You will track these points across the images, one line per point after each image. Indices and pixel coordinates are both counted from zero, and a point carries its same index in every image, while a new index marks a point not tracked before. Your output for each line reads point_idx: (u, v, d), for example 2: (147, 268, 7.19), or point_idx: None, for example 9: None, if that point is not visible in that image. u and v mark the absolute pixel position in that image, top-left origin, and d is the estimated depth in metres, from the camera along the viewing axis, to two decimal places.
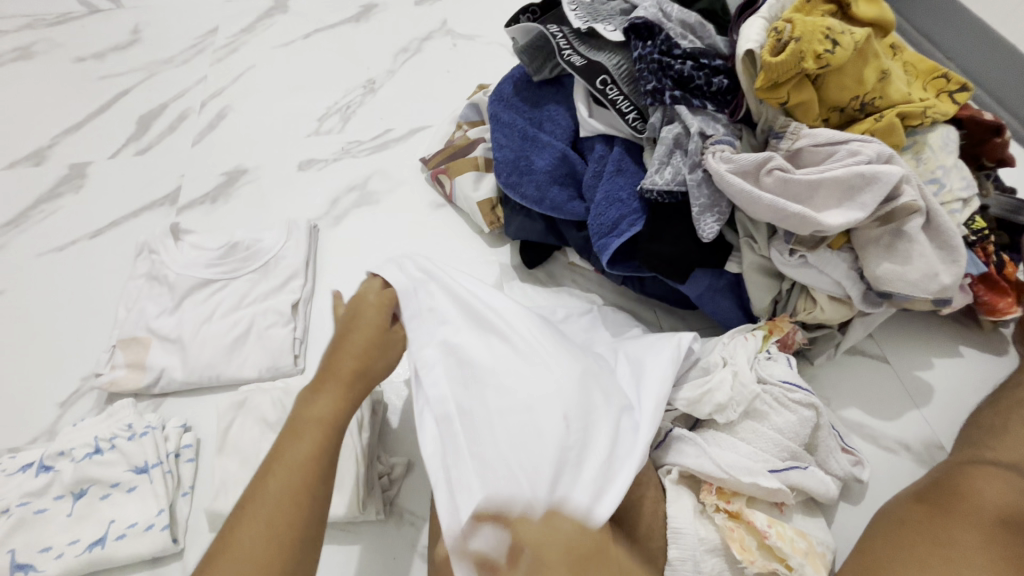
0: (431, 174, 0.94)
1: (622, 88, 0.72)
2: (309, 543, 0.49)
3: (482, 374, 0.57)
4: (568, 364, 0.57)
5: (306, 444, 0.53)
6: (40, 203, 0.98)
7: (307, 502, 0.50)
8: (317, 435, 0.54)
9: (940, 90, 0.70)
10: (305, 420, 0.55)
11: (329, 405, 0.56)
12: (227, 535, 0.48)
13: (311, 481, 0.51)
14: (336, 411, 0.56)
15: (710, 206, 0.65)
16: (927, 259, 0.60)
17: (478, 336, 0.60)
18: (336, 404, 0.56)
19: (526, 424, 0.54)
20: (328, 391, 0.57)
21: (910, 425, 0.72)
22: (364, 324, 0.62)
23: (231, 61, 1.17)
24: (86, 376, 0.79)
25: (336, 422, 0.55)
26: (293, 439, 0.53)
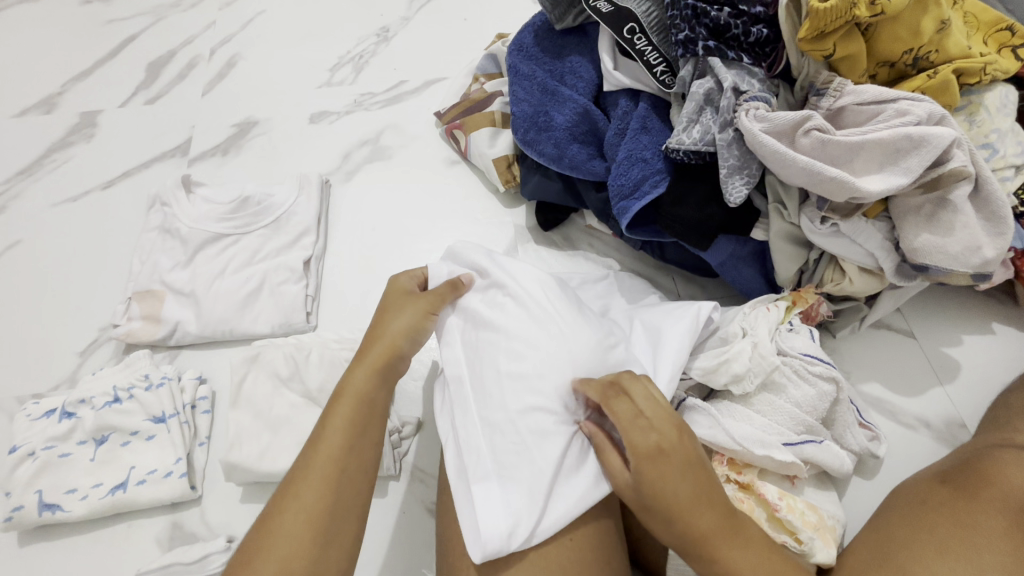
0: (446, 129, 0.90)
1: (651, 38, 0.67)
2: (352, 516, 0.48)
3: (491, 339, 0.56)
4: (582, 333, 0.55)
5: (346, 417, 0.52)
6: (52, 152, 0.97)
7: (350, 474, 0.49)
8: (355, 407, 0.52)
9: (1002, 44, 0.64)
10: (339, 393, 0.53)
11: (367, 377, 0.54)
12: (275, 505, 0.48)
13: (353, 453, 0.50)
14: (374, 384, 0.54)
15: (740, 168, 0.61)
16: (971, 232, 0.56)
17: (488, 299, 0.58)
18: (371, 378, 0.54)
19: (536, 391, 0.53)
20: (364, 364, 0.55)
21: (932, 402, 0.69)
22: (395, 294, 0.60)
23: (240, 6, 1.12)
24: (104, 326, 0.80)
25: (371, 398, 0.53)
26: (332, 408, 0.53)
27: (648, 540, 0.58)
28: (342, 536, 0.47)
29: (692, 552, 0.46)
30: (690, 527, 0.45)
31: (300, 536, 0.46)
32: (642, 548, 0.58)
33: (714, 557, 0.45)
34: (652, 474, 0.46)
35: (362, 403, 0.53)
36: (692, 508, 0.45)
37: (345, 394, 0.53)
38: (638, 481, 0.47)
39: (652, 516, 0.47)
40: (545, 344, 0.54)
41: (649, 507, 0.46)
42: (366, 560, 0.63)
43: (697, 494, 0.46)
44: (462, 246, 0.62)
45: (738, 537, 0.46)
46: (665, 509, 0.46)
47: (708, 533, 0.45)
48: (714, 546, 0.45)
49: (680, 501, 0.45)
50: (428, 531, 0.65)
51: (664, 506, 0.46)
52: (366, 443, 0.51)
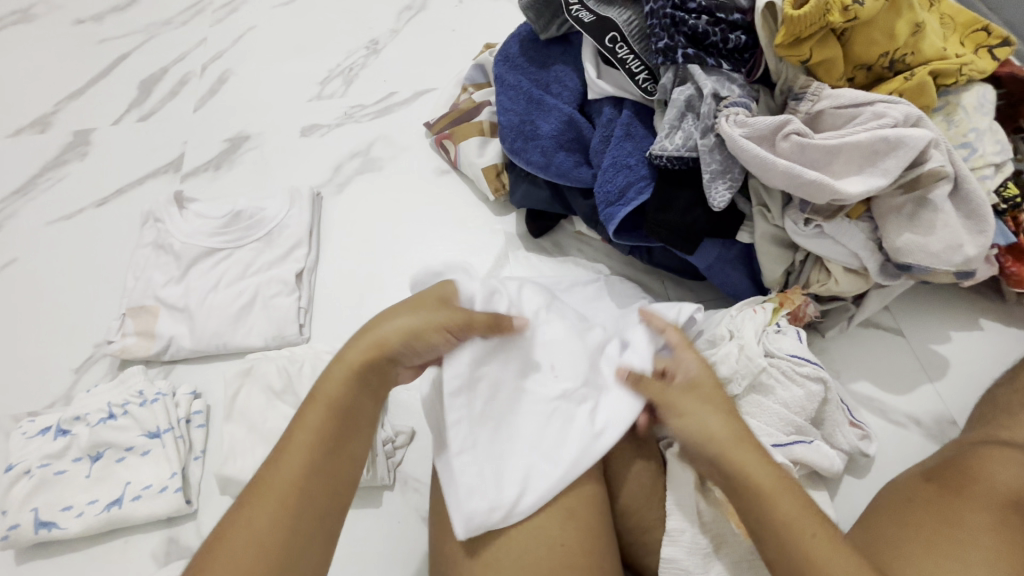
0: (435, 139, 0.91)
1: (633, 46, 0.67)
2: (316, 537, 0.46)
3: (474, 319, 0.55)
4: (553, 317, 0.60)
5: (316, 431, 0.48)
6: (47, 170, 0.98)
7: (312, 496, 0.46)
8: (328, 421, 0.49)
9: (979, 44, 0.65)
10: (312, 400, 0.50)
11: (344, 386, 0.50)
12: (227, 523, 0.45)
13: (318, 476, 0.47)
14: (354, 393, 0.51)
15: (722, 172, 0.62)
16: (951, 230, 0.57)
17: (466, 282, 0.59)
18: (349, 385, 0.51)
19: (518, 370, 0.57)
20: (344, 367, 0.51)
21: (922, 399, 0.70)
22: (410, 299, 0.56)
23: (231, 22, 1.13)
24: (99, 343, 0.81)
25: (347, 411, 0.50)
26: (301, 420, 0.49)
27: (639, 544, 0.57)
28: (299, 565, 0.44)
29: (711, 455, 0.49)
30: (721, 428, 0.50)
31: (250, 560, 0.42)
32: (632, 554, 0.58)
33: (733, 457, 0.48)
34: (709, 381, 0.54)
35: (335, 415, 0.49)
36: (718, 413, 0.51)
37: (316, 402, 0.50)
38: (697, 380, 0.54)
39: (705, 409, 0.51)
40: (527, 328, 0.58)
41: (682, 406, 0.52)
42: (362, 569, 0.64)
43: (723, 407, 0.52)
44: None
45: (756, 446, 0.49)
46: (718, 405, 0.52)
47: (731, 436, 0.49)
48: (735, 448, 0.49)
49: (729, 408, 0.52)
50: (422, 541, 0.65)
51: (698, 405, 0.52)
52: (336, 457, 0.49)
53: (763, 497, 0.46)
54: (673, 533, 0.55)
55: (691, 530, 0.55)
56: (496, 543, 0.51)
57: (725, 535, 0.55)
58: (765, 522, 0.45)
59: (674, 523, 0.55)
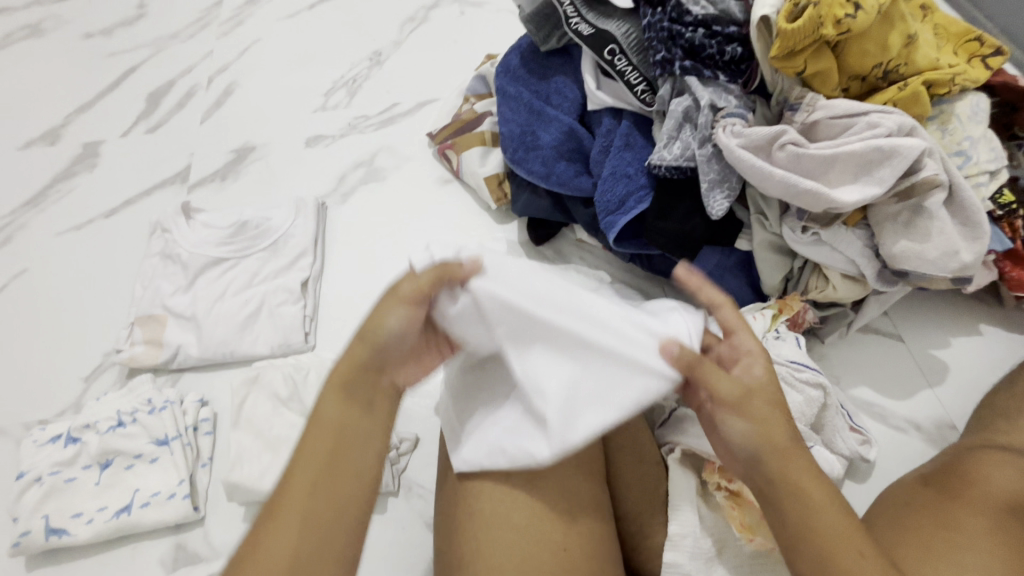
0: (438, 149, 0.92)
1: (631, 58, 0.69)
2: (335, 561, 0.45)
3: (421, 282, 0.52)
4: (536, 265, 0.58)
5: (319, 452, 0.47)
6: (56, 182, 0.99)
7: (324, 521, 0.45)
8: (329, 440, 0.48)
9: (972, 54, 0.66)
10: (314, 420, 0.49)
11: (340, 402, 0.49)
12: (245, 554, 0.44)
13: (328, 499, 0.46)
14: (350, 408, 0.49)
15: (720, 181, 0.63)
16: (947, 237, 0.58)
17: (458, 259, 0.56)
18: (344, 400, 0.49)
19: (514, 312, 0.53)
20: (336, 382, 0.50)
21: (922, 404, 0.71)
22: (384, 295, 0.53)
23: (237, 35, 1.15)
24: (108, 352, 0.82)
25: (349, 427, 0.48)
26: (304, 442, 0.48)
27: (642, 549, 0.58)
28: None
29: (769, 466, 0.46)
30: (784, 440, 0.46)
31: None
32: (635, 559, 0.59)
33: (792, 472, 0.45)
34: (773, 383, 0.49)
35: (334, 433, 0.48)
36: (788, 425, 0.47)
37: (312, 431, 0.48)
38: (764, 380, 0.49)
39: (769, 415, 0.47)
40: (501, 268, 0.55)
41: (749, 409, 0.47)
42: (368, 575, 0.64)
43: (787, 418, 0.48)
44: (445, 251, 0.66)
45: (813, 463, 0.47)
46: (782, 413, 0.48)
47: (795, 452, 0.46)
48: (794, 464, 0.45)
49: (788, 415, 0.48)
50: (427, 547, 0.66)
51: (767, 413, 0.47)
52: (343, 475, 0.47)
53: (812, 514, 0.44)
54: (675, 538, 0.55)
55: (692, 535, 0.55)
56: (498, 547, 0.51)
57: (726, 540, 0.57)
58: (806, 534, 0.43)
59: (676, 528, 0.55)
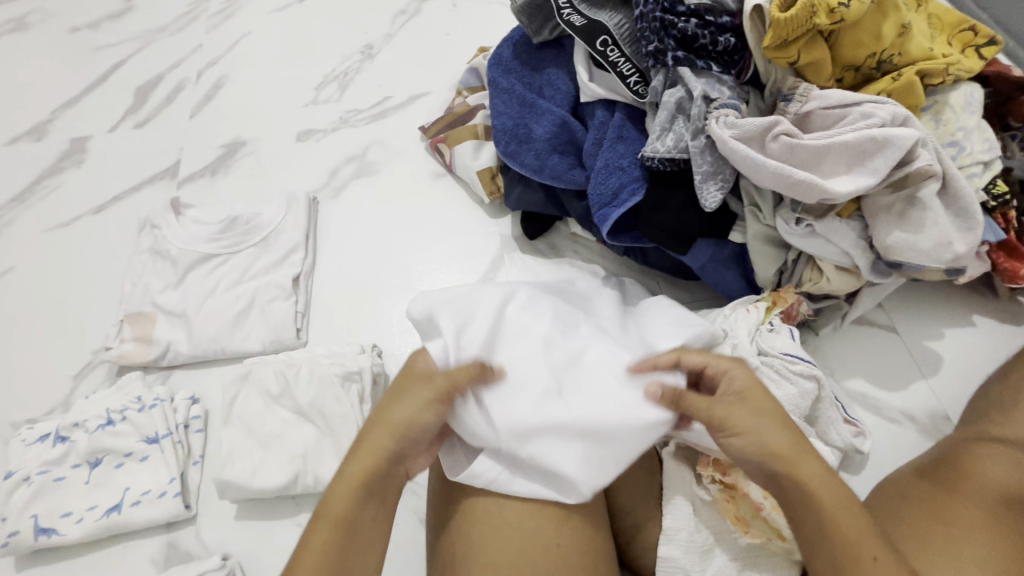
0: (430, 143, 0.91)
1: (623, 49, 0.68)
2: None
3: (454, 375, 0.52)
4: (552, 332, 0.57)
5: (324, 543, 0.46)
6: (43, 178, 0.98)
7: None
8: (335, 531, 0.47)
9: (966, 44, 0.65)
10: (322, 507, 0.48)
11: (351, 493, 0.48)
12: None
13: None
14: (360, 501, 0.48)
15: (713, 173, 0.63)
16: (941, 228, 0.58)
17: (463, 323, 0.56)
18: (356, 491, 0.49)
19: (525, 406, 0.53)
20: (352, 469, 0.49)
21: (916, 395, 0.71)
22: (407, 375, 0.54)
23: (226, 28, 1.14)
24: (98, 350, 0.81)
25: (355, 520, 0.48)
26: (309, 531, 0.47)
27: (636, 544, 0.58)
28: None
29: (780, 475, 0.46)
30: (782, 442, 0.47)
31: None
32: (629, 553, 0.59)
33: (797, 473, 0.45)
34: (755, 391, 0.50)
35: (343, 525, 0.47)
36: (778, 425, 0.47)
37: (322, 519, 0.47)
38: (744, 393, 0.50)
39: (760, 425, 0.48)
40: (518, 356, 0.55)
41: (740, 422, 0.48)
42: None
43: (780, 417, 0.48)
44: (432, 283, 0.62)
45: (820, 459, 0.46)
46: (774, 418, 0.48)
47: (797, 450, 0.46)
48: (798, 463, 0.46)
49: (782, 415, 0.49)
50: (421, 542, 0.65)
51: (756, 420, 0.48)
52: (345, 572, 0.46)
53: (826, 512, 0.44)
54: (669, 532, 0.55)
55: (687, 528, 0.55)
56: (491, 546, 0.51)
57: (721, 533, 0.56)
58: (827, 535, 0.43)
59: (670, 522, 0.55)
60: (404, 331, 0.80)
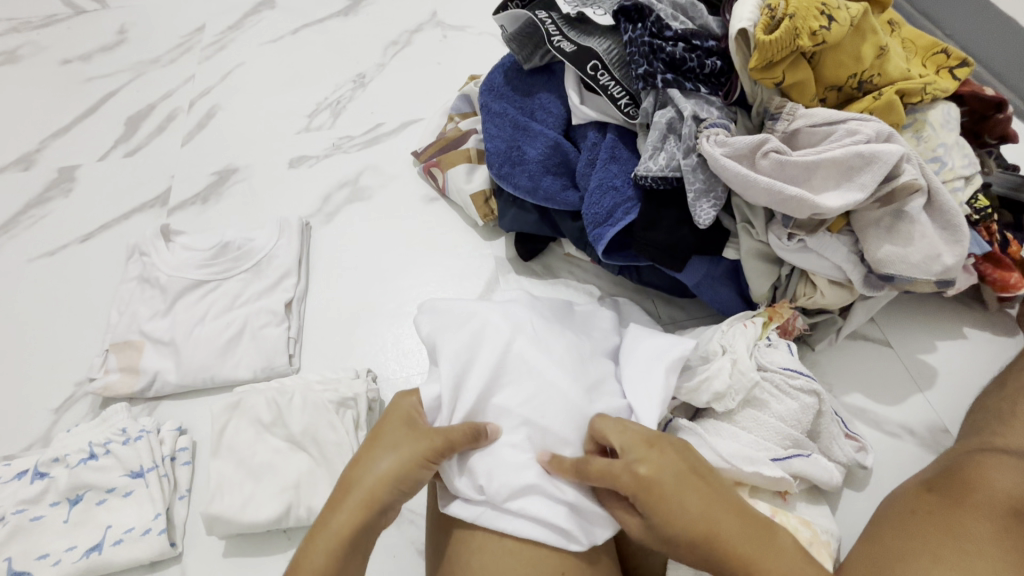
0: (423, 167, 0.92)
1: (613, 73, 0.70)
2: None
3: (449, 432, 0.52)
4: (556, 372, 0.56)
5: None
6: (29, 208, 0.96)
7: None
8: None
9: (940, 66, 0.68)
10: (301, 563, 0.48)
11: (332, 548, 0.48)
12: None
13: None
14: (342, 558, 0.48)
15: (706, 191, 0.64)
16: (929, 241, 0.59)
17: (470, 363, 0.56)
18: (337, 546, 0.48)
19: (515, 467, 0.52)
20: (335, 522, 0.49)
21: (914, 409, 0.71)
22: (395, 422, 0.54)
23: (219, 60, 1.15)
24: (81, 382, 0.78)
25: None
26: None
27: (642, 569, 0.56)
28: None
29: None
30: (705, 555, 0.45)
31: None
32: None
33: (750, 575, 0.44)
34: (658, 504, 0.46)
35: None
36: (693, 541, 0.45)
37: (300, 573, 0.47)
38: (649, 515, 0.47)
39: (679, 544, 0.46)
40: (518, 409, 0.55)
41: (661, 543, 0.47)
42: None
43: (695, 530, 0.45)
44: (443, 305, 0.62)
45: (759, 551, 0.45)
46: (689, 531, 0.45)
47: (729, 550, 0.45)
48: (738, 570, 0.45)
49: (697, 520, 0.46)
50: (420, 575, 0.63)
51: (674, 537, 0.46)
52: None
53: None
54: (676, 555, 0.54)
55: None
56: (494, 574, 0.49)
57: None
58: None
59: None
60: (400, 354, 0.79)
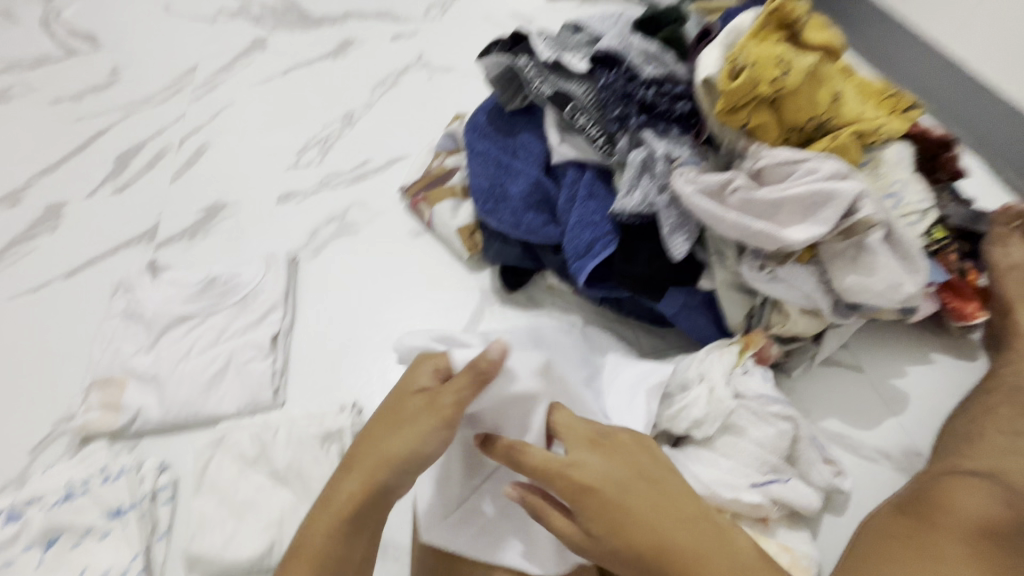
0: (410, 203, 0.95)
1: (590, 115, 0.73)
2: None
3: (460, 404, 0.52)
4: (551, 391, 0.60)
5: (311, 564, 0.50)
6: (14, 245, 0.97)
7: None
8: (318, 554, 0.50)
9: (893, 109, 0.73)
10: (310, 529, 0.52)
11: (339, 515, 0.52)
12: None
13: None
14: (348, 526, 0.51)
15: (680, 225, 0.67)
16: (891, 271, 0.62)
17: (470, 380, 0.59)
18: (344, 512, 0.52)
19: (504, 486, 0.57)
20: (345, 492, 0.52)
21: (887, 433, 0.73)
22: (413, 394, 0.55)
23: (210, 99, 1.18)
24: (59, 420, 0.77)
25: (341, 540, 0.51)
26: (296, 552, 0.51)
27: None
28: None
29: None
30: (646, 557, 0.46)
31: None
32: None
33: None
34: (600, 504, 0.48)
35: (328, 549, 0.51)
36: (632, 542, 0.46)
37: (310, 540, 0.51)
38: (589, 515, 0.48)
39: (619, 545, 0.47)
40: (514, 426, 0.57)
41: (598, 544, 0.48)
42: None
43: (636, 531, 0.47)
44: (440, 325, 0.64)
45: (697, 552, 0.46)
46: (631, 531, 0.47)
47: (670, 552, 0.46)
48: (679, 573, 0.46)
49: (640, 521, 0.47)
50: None
51: (613, 538, 0.47)
52: None
53: None
54: None
55: None
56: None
57: None
58: None
59: None
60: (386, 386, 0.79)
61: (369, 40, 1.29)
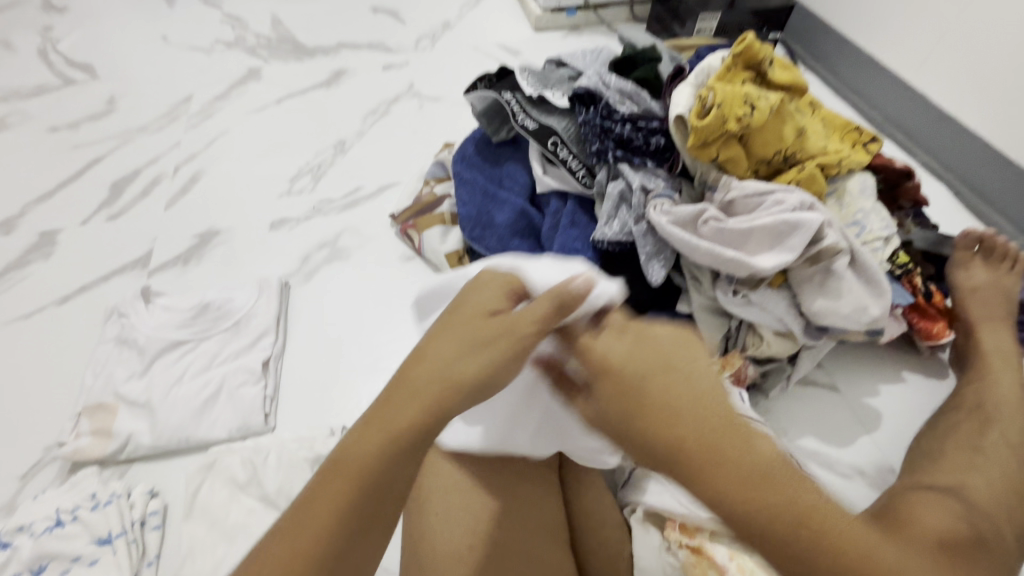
0: (400, 229, 0.98)
1: (572, 148, 0.78)
2: None
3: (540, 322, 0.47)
4: None
5: (347, 487, 0.39)
6: (7, 272, 0.98)
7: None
8: (358, 479, 0.39)
9: (856, 142, 0.78)
10: (344, 449, 0.40)
11: (390, 430, 0.41)
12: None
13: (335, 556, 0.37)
14: (398, 450, 0.40)
15: (656, 253, 0.70)
16: (855, 295, 0.66)
17: None
18: (399, 427, 0.41)
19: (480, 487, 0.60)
20: (400, 404, 0.42)
21: (862, 450, 0.75)
22: (479, 309, 0.47)
23: (206, 127, 1.22)
24: (50, 446, 0.78)
25: (390, 467, 0.40)
26: (323, 477, 0.39)
27: None
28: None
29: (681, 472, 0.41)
30: (667, 442, 0.42)
31: None
32: None
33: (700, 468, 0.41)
34: (623, 378, 0.45)
35: (371, 474, 0.39)
36: (650, 416, 0.42)
37: (343, 463, 0.40)
38: (607, 392, 0.46)
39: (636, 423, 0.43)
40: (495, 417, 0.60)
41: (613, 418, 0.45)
42: None
43: (656, 407, 0.43)
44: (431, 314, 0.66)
45: (719, 442, 0.41)
46: (655, 407, 0.43)
47: (688, 438, 0.41)
48: (697, 462, 0.41)
49: (664, 397, 0.43)
50: None
51: (627, 410, 0.44)
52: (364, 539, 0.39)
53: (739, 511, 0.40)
54: None
55: None
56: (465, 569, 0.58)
57: None
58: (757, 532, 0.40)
59: None
60: None
61: (361, 70, 1.34)
